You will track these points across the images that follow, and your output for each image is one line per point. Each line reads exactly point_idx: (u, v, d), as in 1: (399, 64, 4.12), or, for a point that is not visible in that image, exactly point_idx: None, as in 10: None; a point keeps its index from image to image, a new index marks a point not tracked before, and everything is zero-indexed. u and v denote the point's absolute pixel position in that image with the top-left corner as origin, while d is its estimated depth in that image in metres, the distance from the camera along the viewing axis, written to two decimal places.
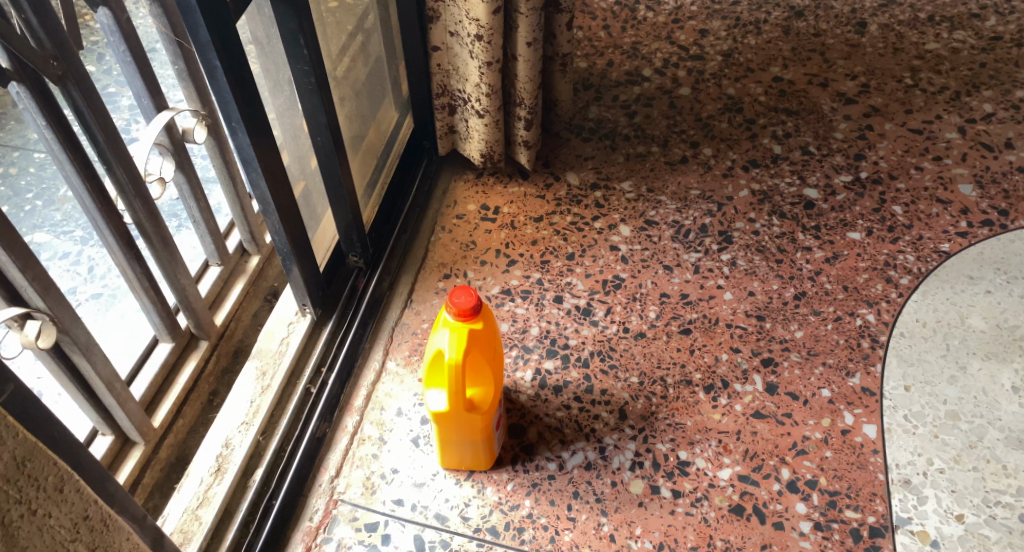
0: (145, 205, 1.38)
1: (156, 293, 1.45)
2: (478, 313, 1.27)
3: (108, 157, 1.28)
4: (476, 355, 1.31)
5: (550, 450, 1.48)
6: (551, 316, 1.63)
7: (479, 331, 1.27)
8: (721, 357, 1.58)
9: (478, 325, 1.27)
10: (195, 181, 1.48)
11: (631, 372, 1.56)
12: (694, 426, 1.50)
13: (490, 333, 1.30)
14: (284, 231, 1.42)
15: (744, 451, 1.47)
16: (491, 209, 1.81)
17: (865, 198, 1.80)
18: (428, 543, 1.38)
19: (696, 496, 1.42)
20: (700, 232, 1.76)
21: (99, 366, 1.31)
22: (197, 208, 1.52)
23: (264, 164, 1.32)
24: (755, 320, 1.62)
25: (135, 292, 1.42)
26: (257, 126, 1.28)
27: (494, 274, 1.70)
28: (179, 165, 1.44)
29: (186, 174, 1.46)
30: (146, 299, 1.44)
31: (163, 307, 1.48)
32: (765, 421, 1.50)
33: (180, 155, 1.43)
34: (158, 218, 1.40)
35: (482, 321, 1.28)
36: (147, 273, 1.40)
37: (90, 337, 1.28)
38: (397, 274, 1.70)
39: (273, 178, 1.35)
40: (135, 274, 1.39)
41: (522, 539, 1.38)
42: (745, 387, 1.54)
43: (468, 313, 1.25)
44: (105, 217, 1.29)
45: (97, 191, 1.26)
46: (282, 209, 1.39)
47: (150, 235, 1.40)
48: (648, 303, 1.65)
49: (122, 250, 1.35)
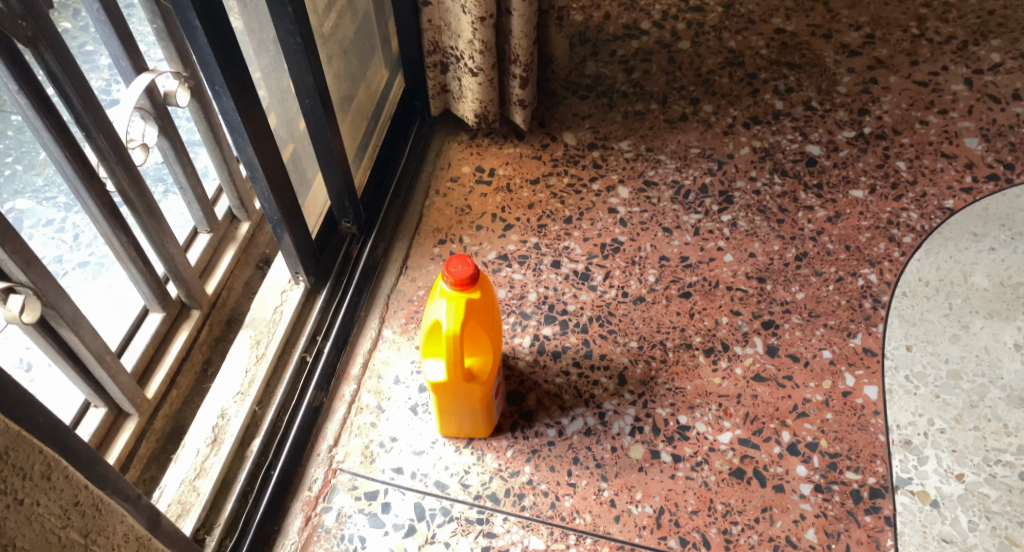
0: (128, 172, 1.35)
1: (144, 263, 1.42)
2: (477, 282, 1.26)
3: (86, 123, 1.25)
4: (475, 325, 1.29)
5: (549, 416, 1.47)
6: (549, 281, 1.61)
7: (477, 300, 1.26)
8: (721, 320, 1.56)
9: (476, 294, 1.25)
10: (179, 145, 1.45)
11: (630, 337, 1.55)
12: (694, 390, 1.49)
13: (489, 301, 1.29)
14: (274, 197, 1.39)
15: (744, 415, 1.47)
16: (487, 171, 1.77)
17: (868, 154, 1.76)
18: (428, 510, 1.39)
19: (696, 460, 1.43)
20: (700, 193, 1.73)
21: (88, 341, 1.30)
22: (184, 175, 1.49)
23: (250, 129, 1.29)
24: (755, 282, 1.61)
25: (122, 262, 1.40)
26: (242, 90, 1.25)
27: (491, 239, 1.67)
28: (162, 129, 1.40)
29: (170, 139, 1.43)
30: (135, 268, 1.42)
31: (152, 277, 1.46)
32: (765, 384, 1.49)
33: (163, 120, 1.40)
34: (143, 186, 1.38)
35: (481, 290, 1.26)
36: (133, 243, 1.38)
37: (77, 310, 1.27)
38: (392, 240, 1.68)
39: (260, 142, 1.32)
40: (121, 243, 1.36)
41: (522, 505, 1.40)
42: (746, 349, 1.53)
43: (465, 283, 1.24)
44: (86, 187, 1.27)
45: (76, 159, 1.23)
46: (270, 175, 1.36)
47: (135, 203, 1.38)
48: (647, 267, 1.63)
49: (106, 220, 1.32)
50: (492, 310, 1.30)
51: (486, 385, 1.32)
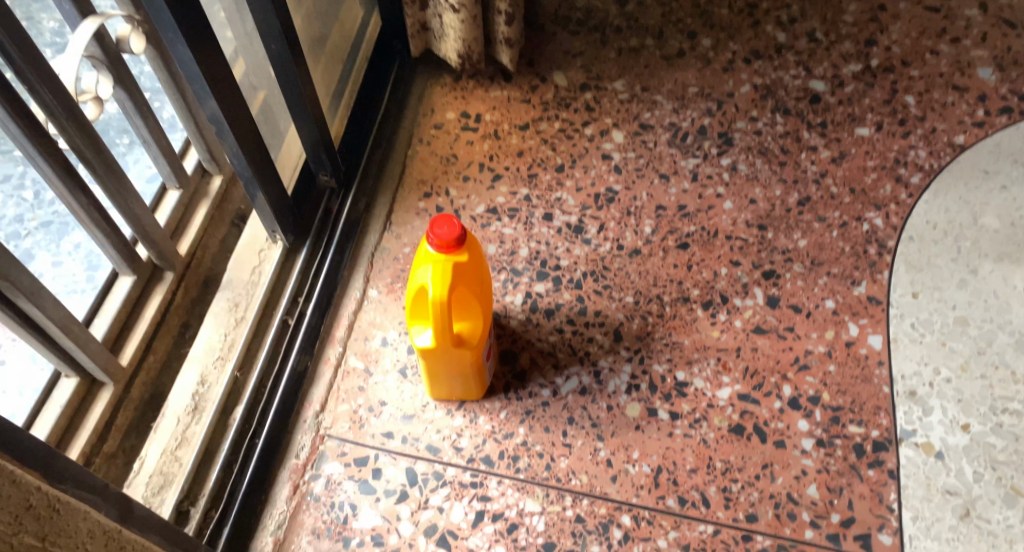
0: (81, 130, 1.27)
1: (108, 224, 1.36)
2: (463, 244, 1.19)
3: (30, 79, 1.16)
4: (463, 289, 1.24)
5: (543, 376, 1.43)
6: (541, 235, 1.55)
7: (464, 263, 1.20)
8: (720, 271, 1.51)
9: (462, 257, 1.19)
10: (138, 96, 1.37)
11: (626, 292, 1.50)
12: (692, 344, 1.45)
13: (477, 264, 1.23)
14: (246, 154, 1.32)
15: (744, 369, 1.43)
16: (473, 117, 1.69)
17: (875, 88, 1.67)
18: (420, 475, 1.37)
19: (695, 417, 1.39)
20: (698, 135, 1.65)
21: (51, 312, 1.25)
22: (147, 129, 1.42)
23: (211, 79, 1.21)
24: (756, 230, 1.55)
25: (83, 224, 1.33)
26: (198, 35, 1.17)
27: (479, 191, 1.59)
28: (117, 80, 1.33)
29: (127, 89, 1.35)
30: (98, 230, 1.35)
31: (119, 238, 1.40)
32: (765, 336, 1.45)
33: (117, 70, 1.32)
34: (99, 144, 1.30)
35: (467, 252, 1.20)
36: (93, 203, 1.31)
37: (34, 280, 1.21)
38: (373, 194, 1.62)
39: (223, 93, 1.24)
40: (80, 205, 1.30)
41: (517, 468, 1.37)
42: (746, 301, 1.48)
43: (451, 246, 1.18)
44: (36, 147, 1.19)
45: (21, 118, 1.16)
46: (238, 130, 1.29)
47: (92, 162, 1.30)
48: (643, 217, 1.56)
49: (62, 181, 1.26)
50: (480, 272, 1.24)
51: (475, 348, 1.28)
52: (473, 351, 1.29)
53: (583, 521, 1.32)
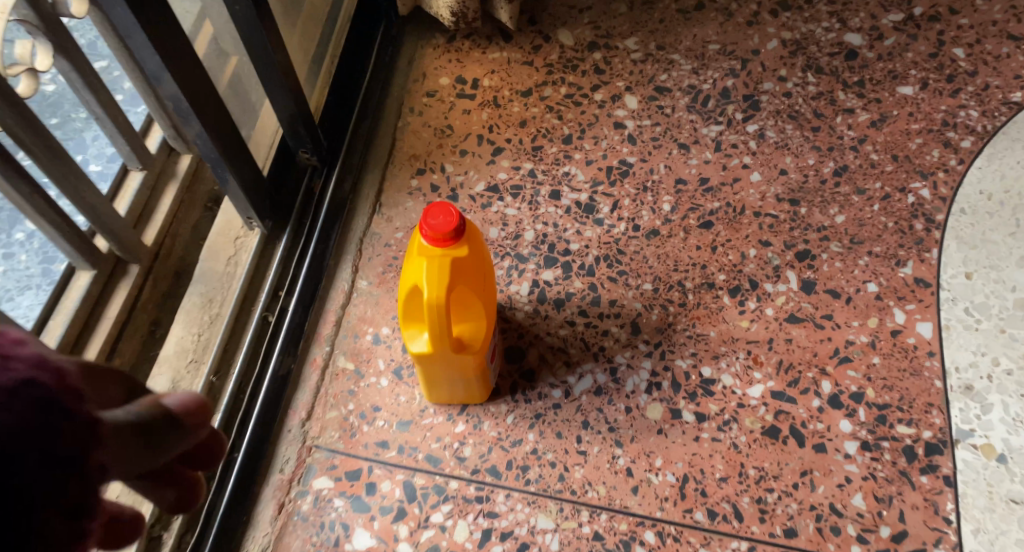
0: (16, 109, 1.10)
1: (57, 214, 1.19)
2: (459, 236, 1.06)
3: None
4: (462, 287, 1.10)
5: (554, 375, 1.28)
6: (548, 215, 1.38)
7: (462, 258, 1.07)
8: (748, 253, 1.36)
9: (460, 250, 1.07)
10: (84, 67, 1.20)
11: (644, 278, 1.34)
12: (719, 337, 1.30)
13: (476, 257, 1.10)
14: (212, 135, 1.16)
15: (777, 363, 1.28)
16: (470, 83, 1.51)
17: (919, 41, 1.49)
18: (419, 490, 1.23)
19: (724, 419, 1.25)
20: (721, 99, 1.48)
21: None
22: (99, 103, 1.25)
23: (161, 45, 1.04)
24: (787, 206, 1.39)
25: (26, 214, 1.17)
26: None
27: (478, 167, 1.43)
28: (58, 48, 1.15)
29: (70, 59, 1.18)
30: (45, 220, 1.19)
31: (70, 229, 1.23)
32: (801, 326, 1.30)
33: (57, 38, 1.14)
34: (39, 124, 1.13)
35: (467, 245, 1.08)
36: (35, 191, 1.15)
37: None
38: (361, 171, 1.45)
39: (175, 61, 1.07)
40: (19, 193, 1.13)
41: (527, 479, 1.22)
42: (778, 286, 1.33)
43: (445, 239, 1.06)
44: None
45: None
46: (199, 104, 1.13)
47: (32, 145, 1.14)
48: (661, 193, 1.40)
49: None
50: (479, 266, 1.11)
51: (479, 353, 1.15)
52: (477, 355, 1.15)
53: (601, 539, 1.18)
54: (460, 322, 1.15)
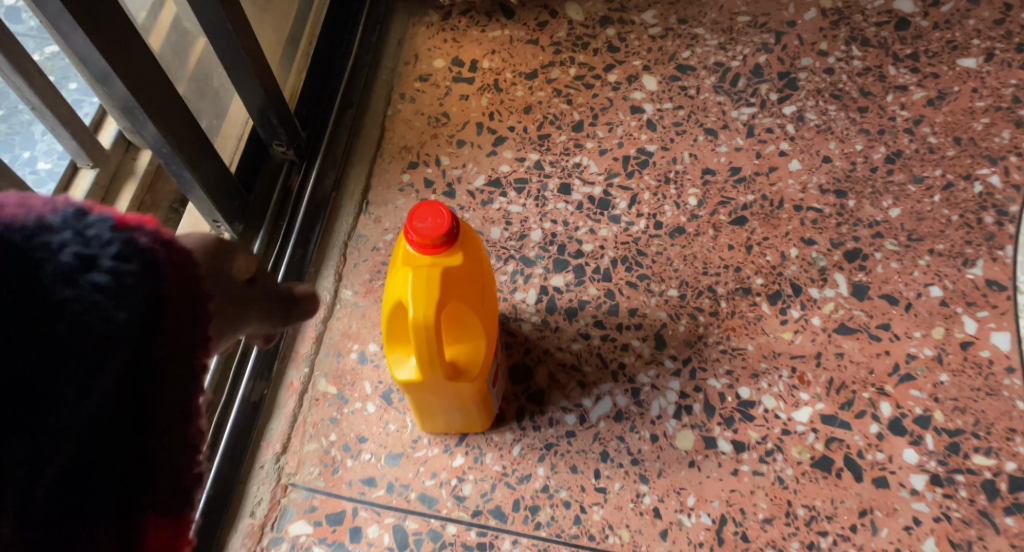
0: None
1: None
2: (450, 241, 0.90)
3: None
4: (456, 303, 0.93)
5: (566, 398, 1.10)
6: (557, 213, 1.21)
7: (456, 268, 0.91)
8: (789, 253, 1.18)
9: (454, 258, 0.90)
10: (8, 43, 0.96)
11: (668, 284, 1.16)
12: (757, 351, 1.12)
13: (470, 266, 0.93)
14: (168, 136, 1.00)
15: (827, 382, 1.10)
16: (467, 64, 1.33)
17: (981, 6, 1.30)
18: (412, 536, 1.05)
19: (766, 449, 1.06)
20: (753, 77, 1.29)
21: None
22: (32, 90, 1.01)
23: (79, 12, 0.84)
24: (833, 198, 1.20)
25: None
26: None
27: (477, 159, 1.25)
28: None
29: None
30: None
31: None
32: (853, 338, 1.12)
33: None
34: None
35: (461, 252, 0.91)
36: None
37: None
38: (344, 166, 1.27)
39: (102, 33, 0.88)
40: None
41: (537, 522, 1.04)
42: (825, 292, 1.15)
43: (435, 244, 0.89)
44: None
45: None
46: (139, 87, 0.94)
47: None
48: (686, 185, 1.22)
49: None
50: (475, 277, 0.94)
51: (475, 380, 0.97)
52: (473, 383, 0.98)
53: None
54: (453, 343, 0.98)
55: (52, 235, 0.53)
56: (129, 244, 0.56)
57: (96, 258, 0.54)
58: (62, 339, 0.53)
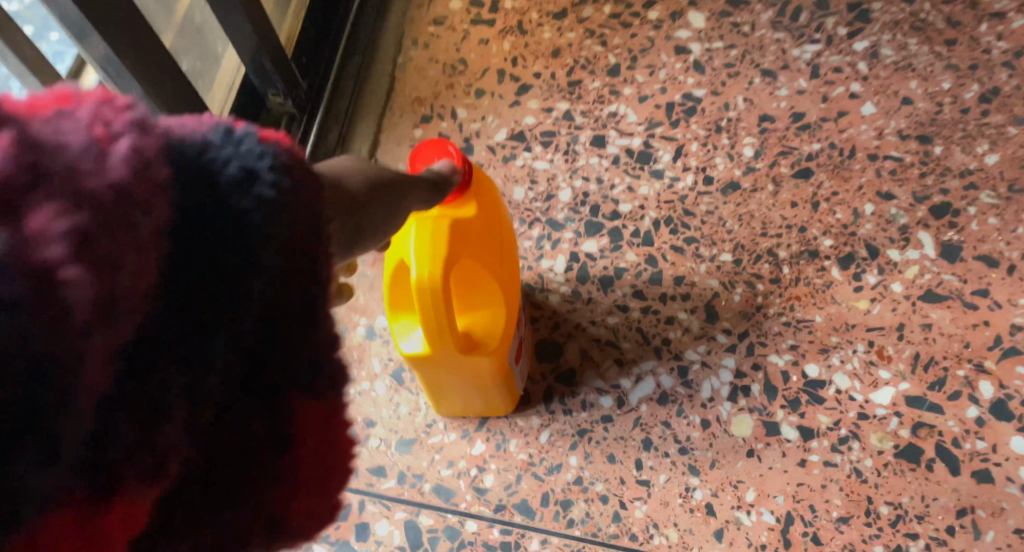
0: None
1: None
2: (461, 186, 0.75)
3: None
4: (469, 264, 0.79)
5: (602, 377, 0.95)
6: (589, 168, 1.06)
7: (469, 221, 0.77)
8: (864, 210, 1.01)
9: (466, 210, 0.76)
10: None
11: (720, 246, 1.01)
12: (828, 323, 0.95)
13: (484, 219, 0.79)
14: (153, 99, 0.89)
15: (912, 357, 0.92)
16: (488, 8, 1.20)
17: None
18: (426, 534, 0.89)
19: (840, 436, 0.90)
20: (817, 11, 1.12)
21: None
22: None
23: None
24: (915, 145, 1.03)
25: None
26: None
27: (500, 112, 1.11)
28: None
29: None
30: None
31: None
32: (944, 306, 0.94)
33: None
34: None
35: (474, 204, 0.77)
36: None
37: None
38: (351, 120, 1.15)
39: None
40: None
41: (570, 520, 0.88)
42: (908, 254, 0.98)
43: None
44: None
45: None
46: (105, 22, 0.80)
47: None
48: (740, 133, 1.06)
49: None
50: (491, 232, 0.79)
51: (491, 354, 0.82)
52: (490, 357, 0.83)
53: None
54: (467, 310, 0.83)
55: (214, 148, 0.43)
56: (289, 163, 0.45)
57: (262, 168, 0.43)
58: (225, 256, 0.42)
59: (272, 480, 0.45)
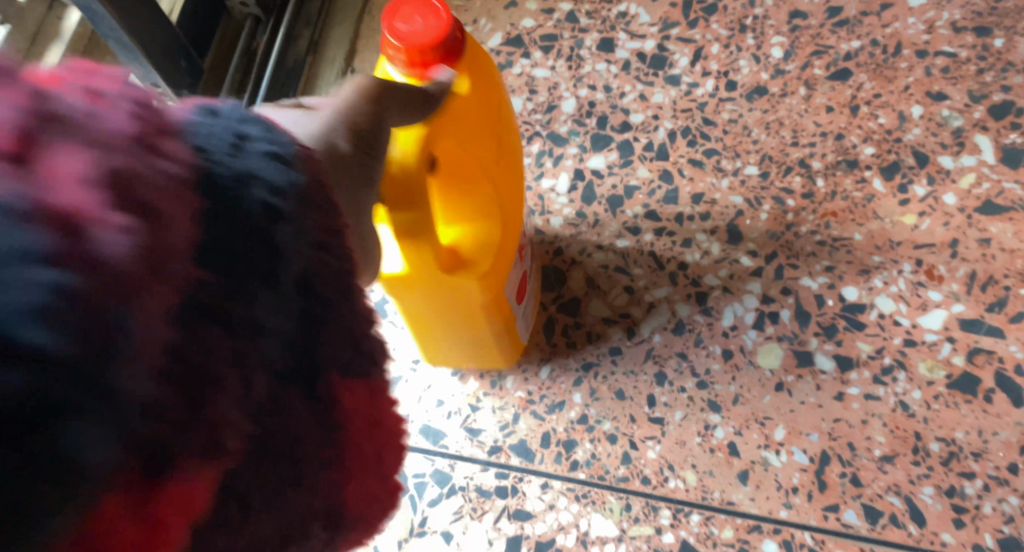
0: None
1: None
2: (453, 48, 0.57)
3: None
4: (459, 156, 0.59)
5: (610, 307, 0.85)
6: (595, 76, 0.95)
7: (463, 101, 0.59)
8: (910, 112, 0.88)
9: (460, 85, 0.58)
10: None
11: (744, 157, 0.89)
12: (869, 240, 0.83)
13: (487, 106, 0.60)
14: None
15: (967, 276, 0.80)
16: None
17: None
18: (412, 480, 0.80)
19: (883, 365, 0.78)
20: None
21: None
22: None
23: None
24: (971, 38, 0.90)
25: None
26: None
27: (495, 14, 1.00)
28: None
29: None
30: None
31: None
32: (1005, 218, 0.82)
33: None
34: None
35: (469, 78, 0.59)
36: None
37: None
38: (325, 25, 1.02)
39: None
40: None
41: (574, 463, 0.79)
42: (962, 161, 0.85)
43: (433, 53, 0.57)
44: None
45: None
46: None
47: None
48: (767, 32, 0.94)
49: None
50: (492, 125, 0.61)
51: (481, 278, 0.64)
52: (475, 281, 0.64)
53: None
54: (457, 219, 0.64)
55: (196, 124, 0.33)
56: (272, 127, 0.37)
57: (259, 133, 0.35)
58: (244, 224, 0.32)
59: (303, 493, 0.34)
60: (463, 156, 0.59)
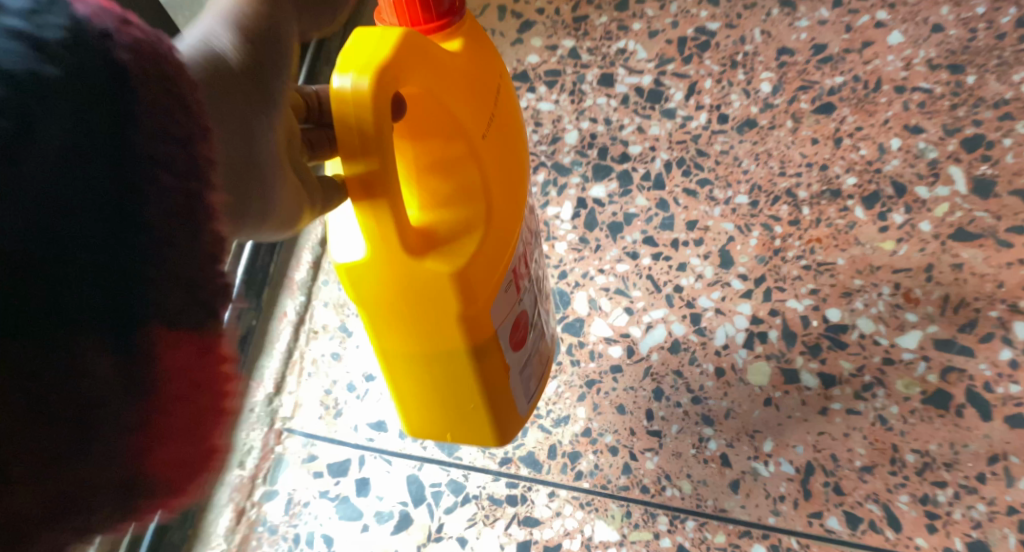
0: None
1: None
2: (449, 12, 0.64)
3: None
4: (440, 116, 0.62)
5: (611, 327, 0.91)
6: (596, 109, 1.03)
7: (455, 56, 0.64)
8: (890, 144, 0.94)
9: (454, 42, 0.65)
10: None
11: (735, 187, 0.96)
12: (851, 265, 0.90)
13: (473, 79, 0.64)
14: None
15: (941, 299, 0.87)
16: None
17: None
18: (429, 489, 0.87)
19: (863, 382, 0.85)
20: None
21: None
22: None
23: None
24: (947, 74, 0.96)
25: None
26: None
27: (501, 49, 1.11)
28: None
29: None
30: None
31: None
32: (977, 245, 0.88)
33: None
34: None
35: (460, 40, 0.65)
36: None
37: None
38: None
39: None
40: None
41: (578, 473, 0.85)
42: (938, 190, 0.91)
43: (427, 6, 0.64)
44: None
45: None
46: None
47: None
48: (757, 68, 1.01)
49: None
50: (474, 94, 0.64)
51: (452, 264, 0.60)
52: (449, 268, 0.60)
53: None
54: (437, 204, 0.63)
55: None
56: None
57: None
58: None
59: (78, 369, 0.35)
60: (439, 110, 0.61)
